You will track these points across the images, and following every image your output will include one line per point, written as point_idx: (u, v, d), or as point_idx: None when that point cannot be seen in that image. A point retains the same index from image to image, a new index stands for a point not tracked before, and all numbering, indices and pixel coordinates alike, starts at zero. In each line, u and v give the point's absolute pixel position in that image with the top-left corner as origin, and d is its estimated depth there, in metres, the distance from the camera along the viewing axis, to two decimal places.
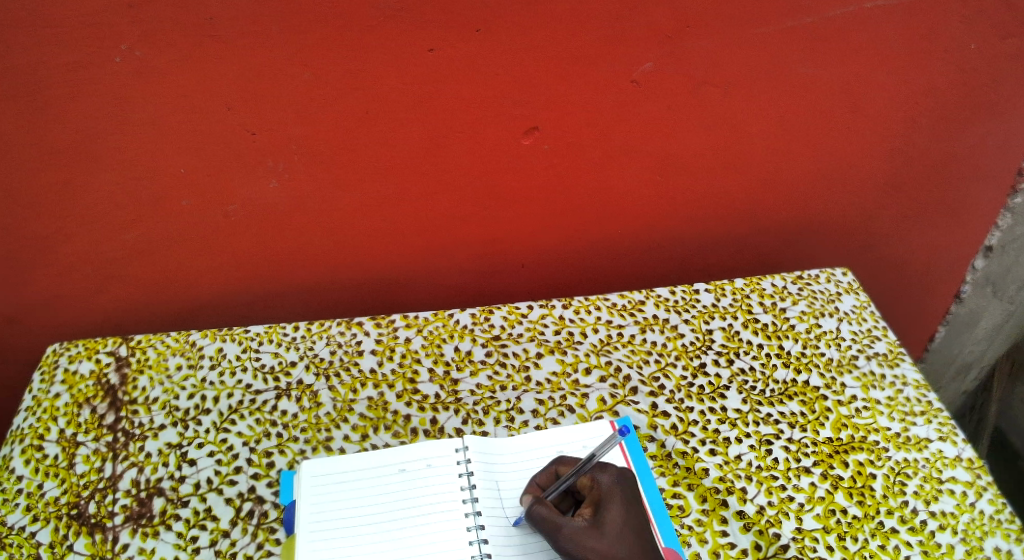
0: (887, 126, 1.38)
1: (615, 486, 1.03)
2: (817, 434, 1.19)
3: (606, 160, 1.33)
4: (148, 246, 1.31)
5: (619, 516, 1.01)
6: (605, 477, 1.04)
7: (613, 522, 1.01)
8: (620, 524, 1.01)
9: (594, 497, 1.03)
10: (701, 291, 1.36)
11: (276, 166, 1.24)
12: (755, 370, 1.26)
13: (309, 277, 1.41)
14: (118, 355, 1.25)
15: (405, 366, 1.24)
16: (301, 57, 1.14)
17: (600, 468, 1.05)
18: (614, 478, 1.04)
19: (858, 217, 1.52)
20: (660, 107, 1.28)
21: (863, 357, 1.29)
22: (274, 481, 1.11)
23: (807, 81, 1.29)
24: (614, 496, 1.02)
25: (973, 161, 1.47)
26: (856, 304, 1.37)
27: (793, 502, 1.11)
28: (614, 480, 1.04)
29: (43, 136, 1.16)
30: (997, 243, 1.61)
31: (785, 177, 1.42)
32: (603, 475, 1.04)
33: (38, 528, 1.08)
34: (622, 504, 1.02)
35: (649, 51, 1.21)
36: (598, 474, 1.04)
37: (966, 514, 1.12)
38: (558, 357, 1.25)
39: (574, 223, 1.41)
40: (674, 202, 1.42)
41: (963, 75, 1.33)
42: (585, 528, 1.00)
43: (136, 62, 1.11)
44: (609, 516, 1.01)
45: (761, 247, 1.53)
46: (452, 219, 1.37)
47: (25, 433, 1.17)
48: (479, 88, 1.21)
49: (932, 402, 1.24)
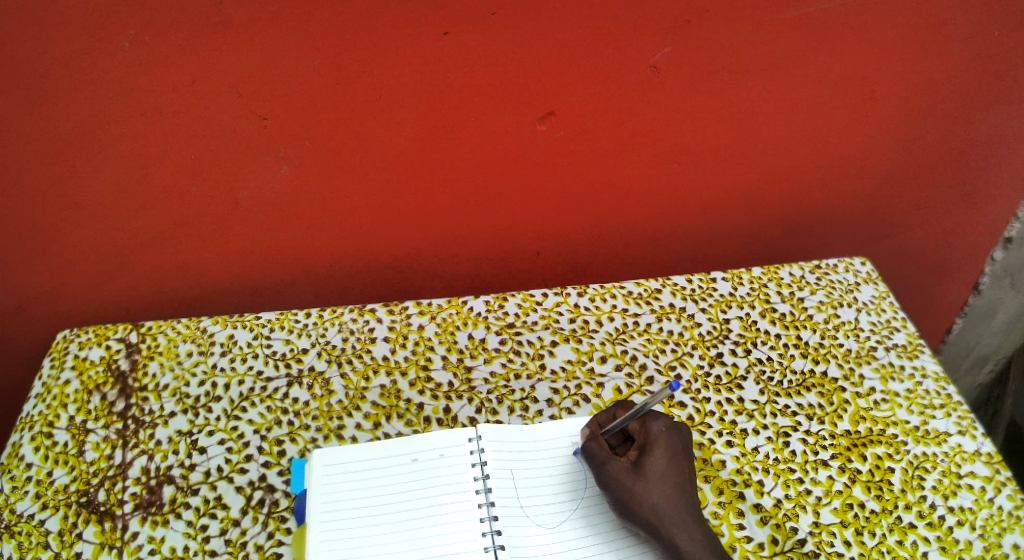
0: (907, 115, 1.36)
1: (663, 435, 1.04)
2: (835, 426, 1.17)
3: (621, 147, 1.31)
4: (156, 233, 1.29)
5: (661, 463, 1.03)
6: (656, 425, 1.05)
7: (655, 468, 1.02)
8: (660, 470, 1.02)
9: (640, 442, 1.05)
10: (718, 279, 1.34)
11: (287, 152, 1.22)
12: (772, 360, 1.24)
13: (319, 263, 1.39)
14: (128, 341, 1.24)
15: (418, 354, 1.22)
16: (313, 41, 1.12)
17: (653, 416, 1.06)
18: (665, 427, 1.05)
19: (875, 206, 1.50)
20: (677, 94, 1.25)
21: (882, 348, 1.27)
22: (285, 469, 1.10)
23: (827, 68, 1.26)
24: (660, 444, 1.04)
25: (994, 150, 1.44)
26: (875, 294, 1.35)
27: (810, 496, 1.10)
28: (664, 429, 1.05)
29: (50, 121, 1.14)
30: (1017, 235, 1.58)
31: (802, 165, 1.40)
32: (654, 423, 1.05)
33: (48, 516, 1.07)
34: (666, 453, 1.03)
35: (667, 36, 1.19)
36: (650, 422, 1.06)
37: (984, 510, 1.10)
38: (573, 346, 1.24)
39: (587, 211, 1.40)
40: (690, 191, 1.40)
41: (986, 63, 1.30)
42: (627, 469, 1.02)
43: (144, 47, 1.09)
44: (652, 461, 1.02)
45: (776, 236, 1.52)
46: (464, 206, 1.35)
47: (35, 420, 1.16)
48: (493, 74, 1.19)
49: (951, 395, 1.22)
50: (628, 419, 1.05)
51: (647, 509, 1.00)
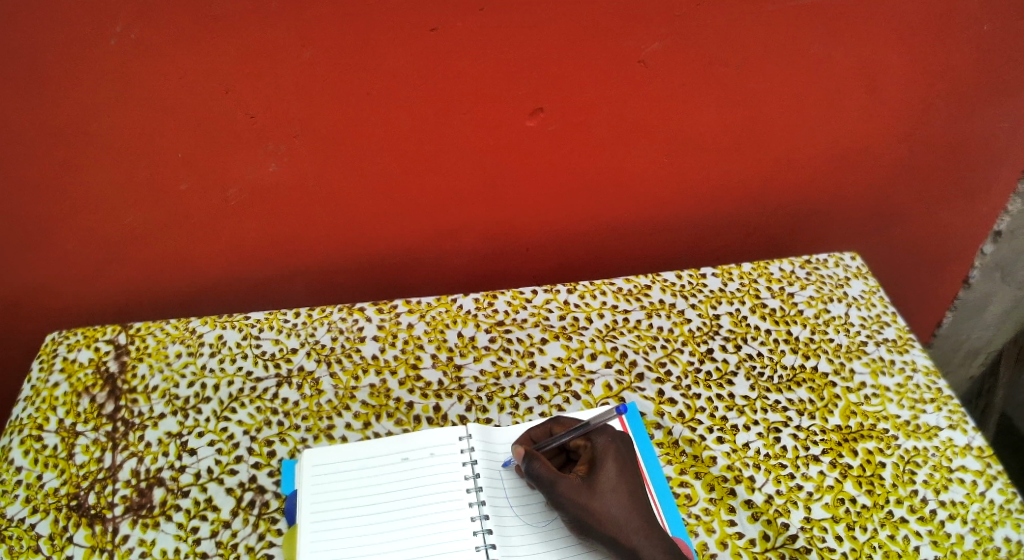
0: (897, 107, 1.35)
1: (610, 445, 1.04)
2: (826, 421, 1.17)
3: (611, 142, 1.31)
4: (147, 230, 1.29)
5: (612, 473, 1.02)
6: (602, 438, 1.05)
7: (606, 479, 1.01)
8: (613, 481, 1.01)
9: (588, 456, 1.04)
10: (708, 275, 1.34)
11: (276, 149, 1.22)
12: (763, 356, 1.24)
13: (310, 260, 1.39)
14: (117, 343, 1.24)
15: (408, 353, 1.22)
16: (301, 37, 1.12)
17: (597, 429, 1.06)
18: (610, 438, 1.05)
19: (866, 199, 1.50)
20: (667, 88, 1.25)
21: (872, 342, 1.27)
22: (275, 470, 1.10)
23: (817, 61, 1.26)
24: (608, 455, 1.03)
25: (984, 143, 1.44)
26: (865, 288, 1.35)
27: (801, 491, 1.10)
28: (609, 440, 1.05)
29: (40, 119, 1.14)
30: (1007, 228, 1.58)
31: (792, 158, 1.39)
32: (600, 436, 1.05)
33: (37, 520, 1.06)
34: (615, 464, 1.03)
35: (656, 30, 1.18)
36: (595, 435, 1.05)
37: (976, 504, 1.10)
38: (563, 343, 1.24)
39: (578, 206, 1.39)
40: (681, 185, 1.40)
41: (975, 55, 1.31)
42: (579, 485, 1.01)
43: (132, 43, 1.09)
44: (603, 474, 1.02)
45: (767, 231, 1.51)
46: (455, 202, 1.35)
47: (24, 423, 1.15)
48: (482, 69, 1.18)
49: (942, 389, 1.22)
50: (571, 436, 1.05)
51: (606, 521, 0.99)
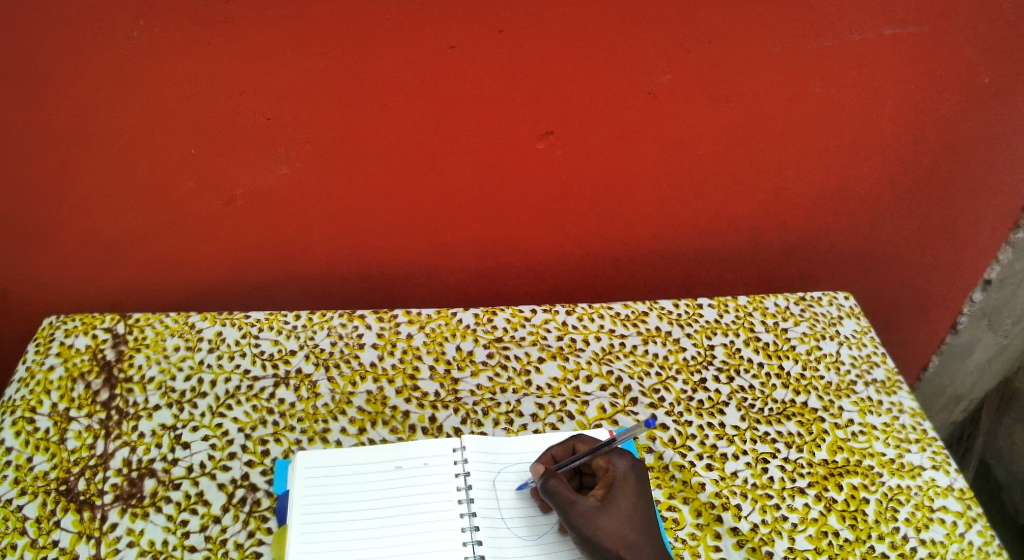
0: (894, 154, 1.39)
1: (629, 473, 1.04)
2: (813, 455, 1.19)
3: (616, 169, 1.33)
4: (151, 226, 1.30)
5: (630, 500, 1.03)
6: (621, 462, 1.05)
7: (623, 505, 1.02)
8: (629, 507, 1.02)
9: (607, 479, 1.05)
10: (705, 306, 1.36)
11: (287, 154, 1.24)
12: (755, 388, 1.26)
13: (311, 266, 1.40)
14: (115, 332, 1.24)
15: (406, 362, 1.23)
16: (321, 46, 1.14)
17: (618, 453, 1.06)
18: (629, 464, 1.05)
19: (860, 241, 1.53)
20: (673, 120, 1.28)
21: (861, 382, 1.30)
22: (268, 469, 1.11)
23: (819, 103, 1.29)
24: (628, 482, 1.04)
25: (977, 194, 1.48)
26: (857, 328, 1.37)
27: (786, 521, 1.12)
28: (629, 467, 1.05)
29: (56, 107, 1.15)
30: (996, 277, 1.62)
31: (790, 197, 1.43)
32: (619, 460, 1.05)
33: (25, 502, 1.06)
34: (634, 490, 1.03)
35: (667, 64, 1.21)
36: (615, 458, 1.05)
37: (955, 544, 1.12)
38: (560, 363, 1.25)
39: (579, 230, 1.42)
40: (681, 216, 1.42)
41: (973, 108, 1.34)
42: (596, 507, 1.01)
43: (153, 40, 1.11)
44: (620, 499, 1.03)
45: (762, 266, 1.54)
46: (458, 218, 1.36)
47: (16, 405, 1.15)
48: (495, 89, 1.21)
49: (927, 431, 1.25)
50: (593, 456, 1.05)
51: (620, 545, 1.00)
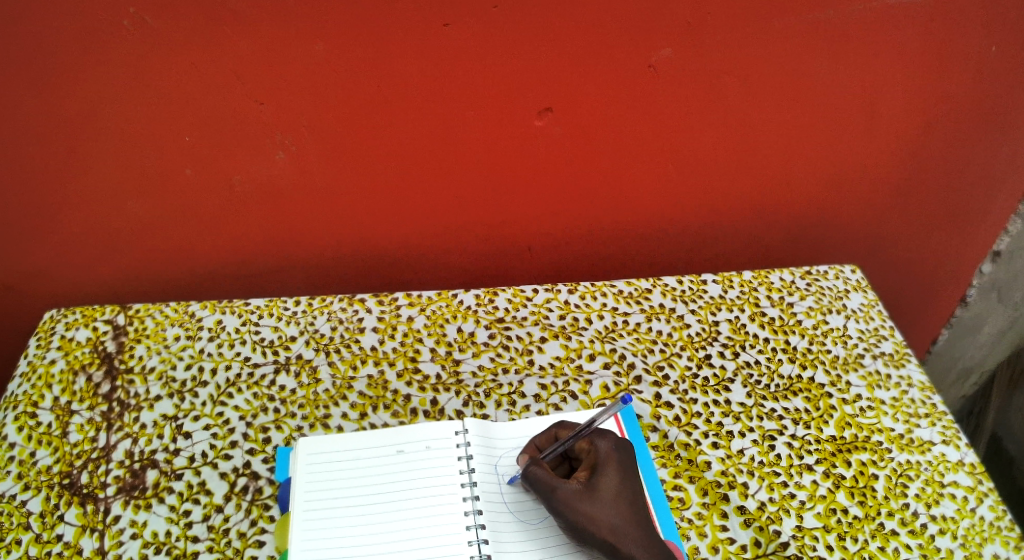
0: (902, 125, 1.36)
1: (613, 454, 1.04)
2: (820, 431, 1.18)
3: (617, 146, 1.31)
4: (149, 215, 1.28)
5: (613, 481, 1.02)
6: (604, 443, 1.04)
7: (608, 487, 1.01)
8: (614, 489, 1.01)
9: (589, 462, 1.04)
10: (709, 282, 1.35)
11: (283, 139, 1.22)
12: (760, 364, 1.24)
13: (311, 251, 1.39)
14: (115, 324, 1.23)
15: (407, 345, 1.22)
16: (314, 28, 1.11)
17: (600, 434, 1.05)
18: (612, 445, 1.05)
19: (868, 214, 1.50)
20: (676, 95, 1.26)
21: (869, 355, 1.28)
22: (270, 457, 1.10)
23: (825, 75, 1.27)
24: (610, 462, 1.03)
25: (986, 164, 1.45)
26: (864, 301, 1.35)
27: (794, 500, 1.10)
28: (612, 447, 1.04)
29: (45, 97, 1.13)
30: (1005, 248, 1.59)
31: (796, 171, 1.40)
32: (602, 441, 1.04)
33: (29, 497, 1.06)
34: (617, 471, 1.03)
35: (668, 38, 1.19)
36: (597, 439, 1.05)
37: (966, 520, 1.11)
38: (562, 342, 1.24)
39: (581, 209, 1.40)
40: (684, 192, 1.40)
41: (982, 77, 1.31)
42: (578, 491, 1.00)
43: (144, 27, 1.09)
44: (604, 481, 1.01)
45: (768, 241, 1.52)
46: (458, 199, 1.35)
47: (18, 399, 1.15)
48: (493, 68, 1.18)
49: (936, 405, 1.23)
50: (573, 439, 1.05)
51: (606, 528, 0.99)
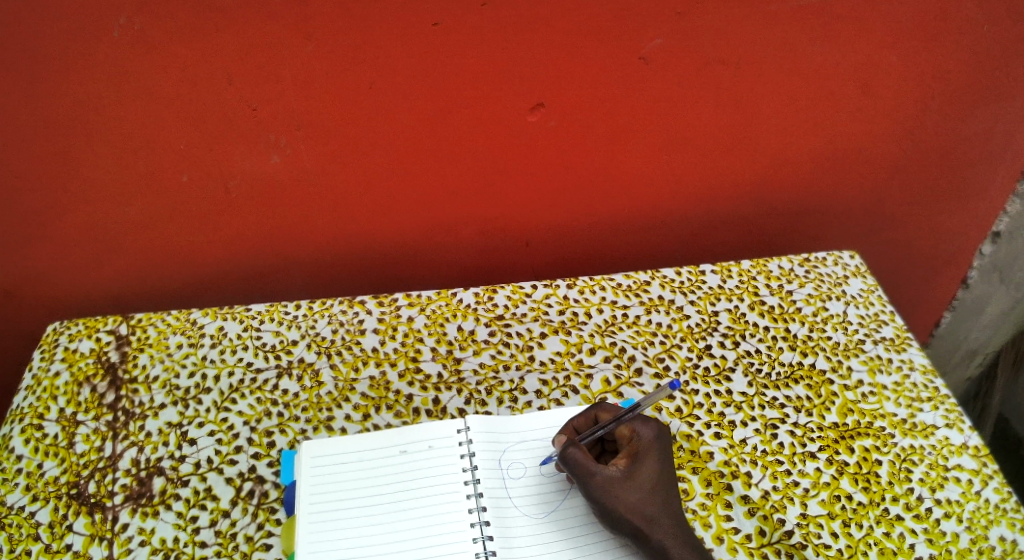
0: (896, 108, 1.36)
1: (654, 443, 1.04)
2: (822, 418, 1.18)
3: (611, 138, 1.31)
4: (147, 222, 1.29)
5: (651, 472, 1.02)
6: (646, 432, 1.05)
7: (646, 476, 1.02)
8: (651, 479, 1.02)
9: (629, 449, 1.05)
10: (707, 272, 1.35)
11: (277, 142, 1.23)
12: (761, 353, 1.25)
13: (309, 253, 1.39)
14: (118, 333, 1.24)
15: (407, 345, 1.23)
16: (303, 30, 1.12)
17: (641, 421, 1.06)
18: (654, 434, 1.06)
19: (864, 199, 1.50)
20: (667, 85, 1.26)
21: (869, 341, 1.28)
22: (274, 460, 1.11)
23: (816, 60, 1.26)
24: (651, 451, 1.04)
25: (982, 144, 1.45)
26: (864, 287, 1.35)
27: (798, 487, 1.11)
28: (653, 436, 1.05)
29: (39, 108, 1.15)
30: (1005, 229, 1.58)
31: (791, 158, 1.40)
32: (643, 429, 1.06)
33: (38, 508, 1.07)
34: (656, 460, 1.04)
35: (657, 28, 1.19)
36: (641, 427, 1.06)
37: (971, 503, 1.11)
38: (563, 337, 1.24)
39: (577, 203, 1.40)
40: (679, 183, 1.40)
41: (975, 57, 1.31)
42: (617, 478, 1.01)
43: (134, 35, 1.09)
44: (642, 471, 1.02)
45: (765, 229, 1.52)
46: (454, 197, 1.35)
47: (25, 412, 1.16)
48: (483, 64, 1.19)
49: (939, 388, 1.23)
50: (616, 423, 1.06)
51: (640, 517, 0.99)
